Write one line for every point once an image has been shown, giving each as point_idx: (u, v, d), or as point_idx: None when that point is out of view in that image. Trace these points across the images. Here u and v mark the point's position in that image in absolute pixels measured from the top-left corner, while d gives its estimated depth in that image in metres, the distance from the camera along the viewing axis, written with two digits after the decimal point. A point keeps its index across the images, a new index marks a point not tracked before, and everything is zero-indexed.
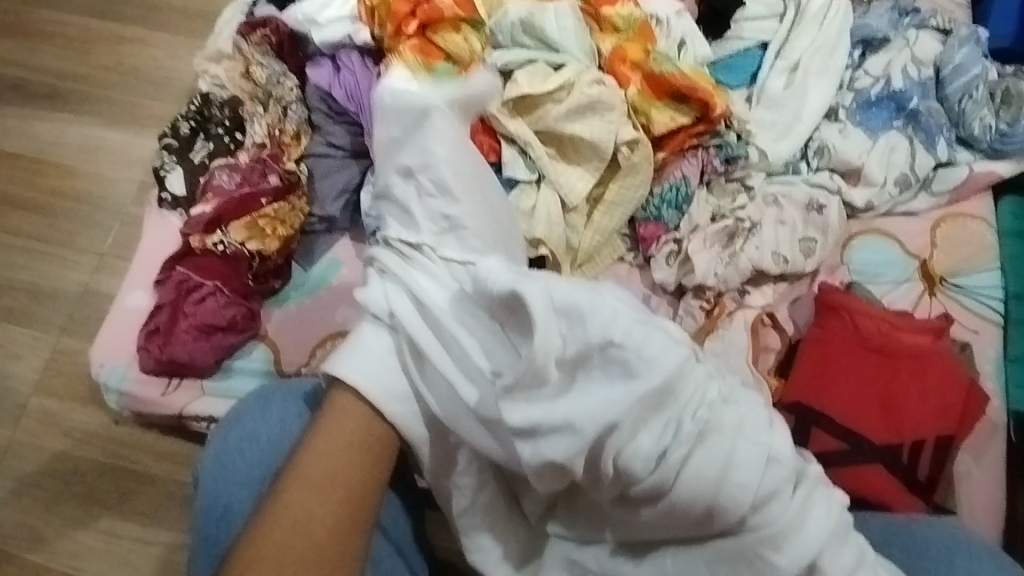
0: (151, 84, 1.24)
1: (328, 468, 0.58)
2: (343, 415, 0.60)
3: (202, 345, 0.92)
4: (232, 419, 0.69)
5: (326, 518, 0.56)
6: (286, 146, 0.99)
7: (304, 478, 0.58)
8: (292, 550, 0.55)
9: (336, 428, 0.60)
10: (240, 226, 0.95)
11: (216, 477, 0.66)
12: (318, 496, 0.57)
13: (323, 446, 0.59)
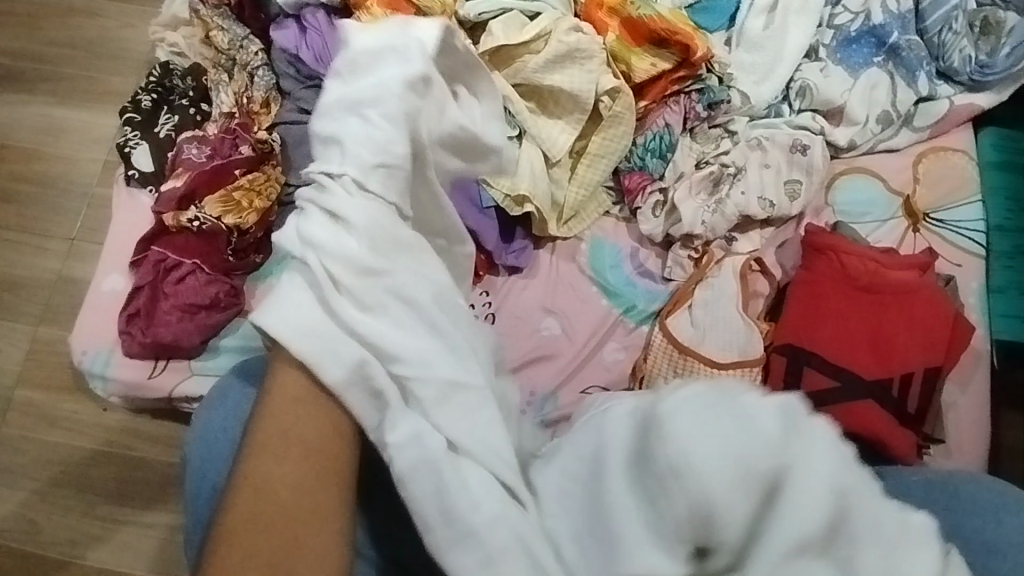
0: (106, 57, 1.18)
1: (290, 422, 0.53)
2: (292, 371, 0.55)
3: (186, 325, 0.90)
4: (212, 399, 0.67)
5: (287, 480, 0.52)
6: (256, 114, 0.96)
7: (267, 434, 0.53)
8: (260, 517, 0.51)
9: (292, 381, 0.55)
10: (215, 200, 0.92)
11: (205, 458, 0.65)
12: (284, 449, 0.53)
13: (282, 396, 0.54)
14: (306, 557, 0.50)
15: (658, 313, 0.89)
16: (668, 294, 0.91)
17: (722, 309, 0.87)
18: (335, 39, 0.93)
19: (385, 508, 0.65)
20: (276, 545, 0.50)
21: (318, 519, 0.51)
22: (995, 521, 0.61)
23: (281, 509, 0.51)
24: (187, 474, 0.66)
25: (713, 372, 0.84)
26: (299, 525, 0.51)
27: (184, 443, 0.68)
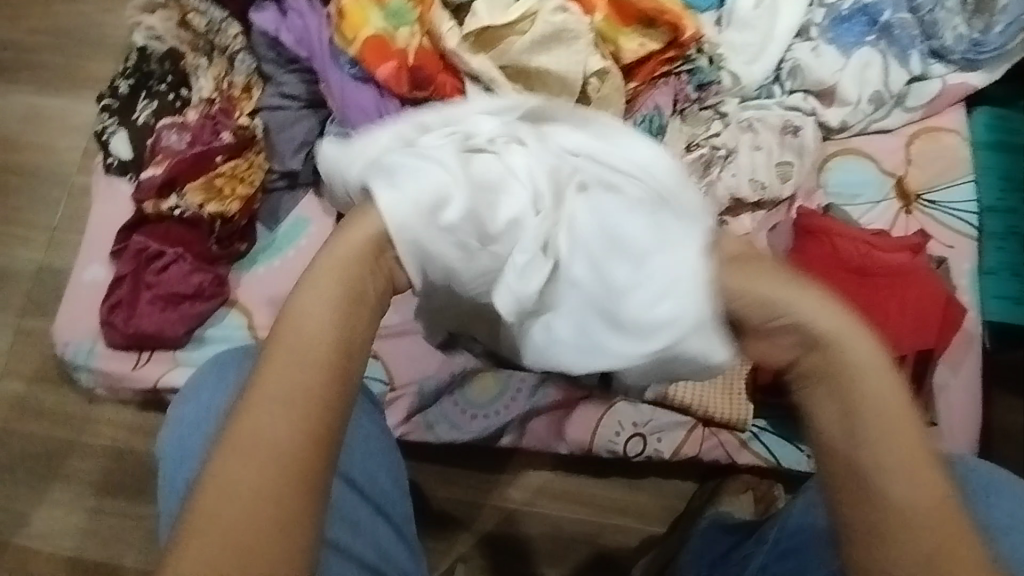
0: (85, 42, 1.15)
1: (292, 377, 0.42)
2: (318, 287, 0.43)
3: (170, 315, 0.88)
4: (189, 391, 0.66)
5: (248, 481, 0.40)
6: (237, 99, 0.94)
7: (264, 387, 0.42)
8: (226, 531, 0.40)
9: (311, 304, 0.43)
10: (196, 188, 0.90)
11: (178, 454, 0.63)
12: (280, 405, 0.41)
13: (289, 337, 0.42)
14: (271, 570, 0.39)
15: None
16: None
17: None
18: (318, 22, 0.91)
19: (364, 501, 0.62)
20: (250, 531, 0.40)
21: (296, 510, 0.40)
22: (985, 503, 0.60)
23: (263, 480, 0.40)
24: (162, 470, 0.65)
25: None
26: (281, 510, 0.40)
27: (161, 436, 0.67)
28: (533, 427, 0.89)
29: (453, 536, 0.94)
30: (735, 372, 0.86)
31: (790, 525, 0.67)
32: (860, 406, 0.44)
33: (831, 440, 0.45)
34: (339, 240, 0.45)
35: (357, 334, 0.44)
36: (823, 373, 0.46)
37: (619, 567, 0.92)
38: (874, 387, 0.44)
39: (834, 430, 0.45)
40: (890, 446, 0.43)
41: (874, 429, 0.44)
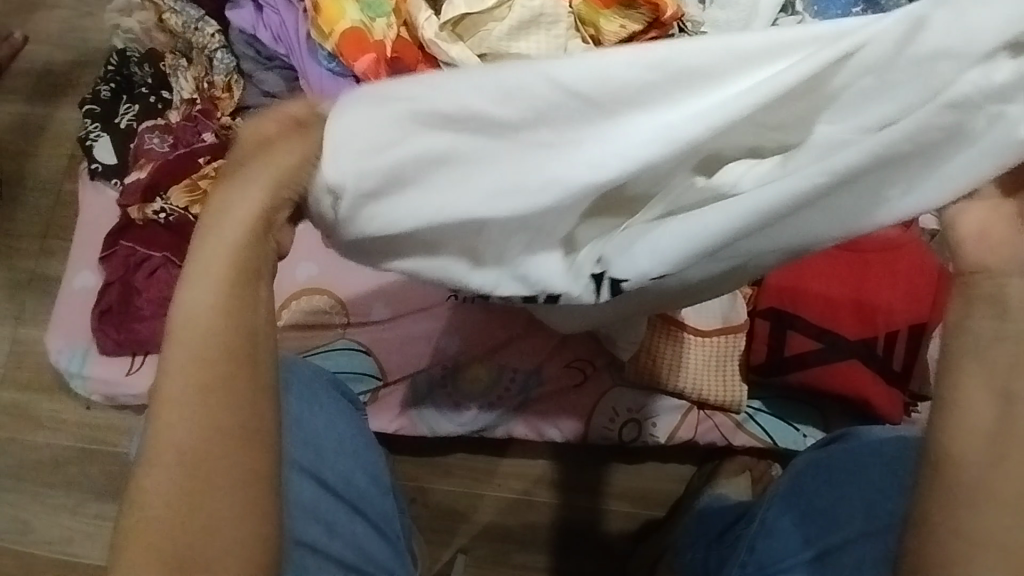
0: (67, 49, 1.14)
1: (196, 377, 0.39)
2: (198, 276, 0.40)
3: (161, 319, 0.89)
4: None
5: (161, 488, 0.39)
6: (218, 100, 0.93)
7: (169, 393, 0.39)
8: (150, 537, 0.39)
9: (195, 292, 0.40)
10: (180, 191, 0.89)
11: None
12: (188, 408, 0.39)
13: (181, 336, 0.40)
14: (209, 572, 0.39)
15: (664, 327, 0.86)
16: (696, 311, 0.86)
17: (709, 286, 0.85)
18: (295, 17, 0.89)
19: (337, 501, 0.62)
20: (172, 537, 0.39)
21: (221, 511, 0.39)
22: None
23: (187, 485, 0.39)
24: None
25: (694, 338, 0.86)
26: (207, 514, 0.39)
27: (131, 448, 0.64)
28: (527, 416, 0.90)
29: (452, 528, 0.94)
30: (729, 353, 0.86)
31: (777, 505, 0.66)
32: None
33: (971, 400, 0.37)
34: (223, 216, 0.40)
35: (249, 324, 0.40)
36: (990, 327, 0.37)
37: (618, 552, 0.92)
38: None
39: (985, 408, 0.37)
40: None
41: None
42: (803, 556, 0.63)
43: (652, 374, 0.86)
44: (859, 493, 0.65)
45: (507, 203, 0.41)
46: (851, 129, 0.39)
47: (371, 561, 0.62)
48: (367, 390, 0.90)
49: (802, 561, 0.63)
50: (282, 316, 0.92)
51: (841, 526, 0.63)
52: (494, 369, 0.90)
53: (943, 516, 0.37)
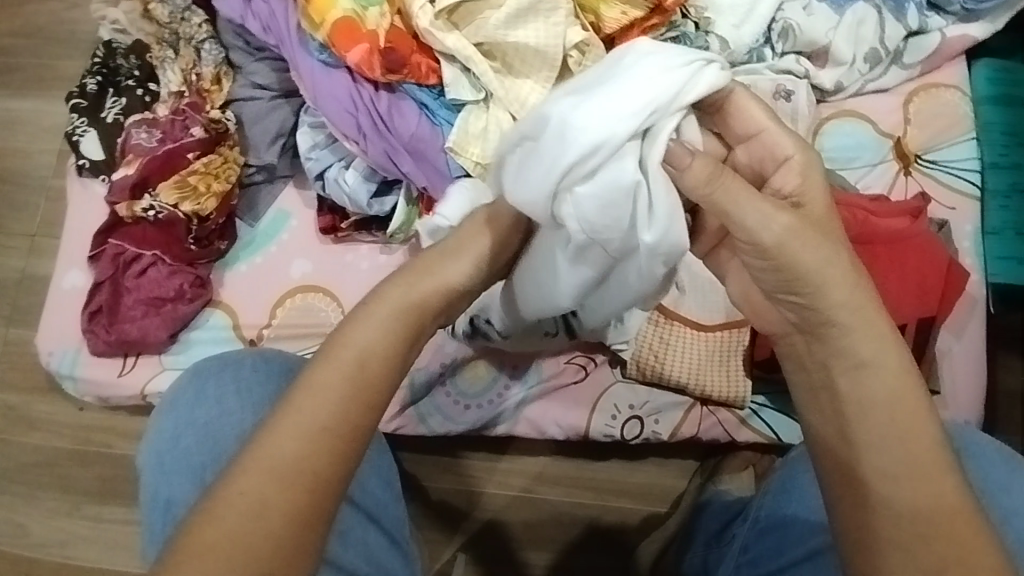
0: (55, 41, 1.11)
1: (326, 401, 0.47)
2: (381, 304, 0.52)
3: (152, 319, 0.87)
4: (166, 404, 0.65)
5: (279, 503, 0.45)
6: (207, 92, 0.90)
7: (301, 405, 0.47)
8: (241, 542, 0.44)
9: (378, 314, 0.51)
10: (169, 187, 0.87)
11: (155, 474, 0.62)
12: (309, 428, 0.47)
13: (337, 360, 0.49)
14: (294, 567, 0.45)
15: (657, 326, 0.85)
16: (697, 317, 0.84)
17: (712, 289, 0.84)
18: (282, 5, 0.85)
19: (353, 510, 0.60)
20: (272, 551, 0.45)
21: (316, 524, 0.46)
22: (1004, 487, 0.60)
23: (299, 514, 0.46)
24: (144, 485, 0.63)
25: (696, 334, 0.84)
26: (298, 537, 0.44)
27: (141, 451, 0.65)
28: (528, 414, 0.88)
29: (454, 527, 0.93)
30: (732, 349, 0.84)
31: (771, 504, 0.65)
32: (857, 423, 0.49)
33: (822, 417, 0.51)
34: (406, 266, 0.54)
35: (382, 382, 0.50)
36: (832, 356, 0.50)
37: (626, 549, 0.91)
38: (875, 390, 0.48)
39: (829, 430, 0.50)
40: (870, 434, 0.48)
41: (870, 445, 0.48)
42: (789, 556, 0.61)
43: (655, 370, 0.85)
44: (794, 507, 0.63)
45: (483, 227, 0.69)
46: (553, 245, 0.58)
47: (382, 570, 0.60)
48: None
49: (796, 556, 0.61)
50: (276, 315, 0.88)
51: (801, 540, 0.61)
52: (494, 368, 0.89)
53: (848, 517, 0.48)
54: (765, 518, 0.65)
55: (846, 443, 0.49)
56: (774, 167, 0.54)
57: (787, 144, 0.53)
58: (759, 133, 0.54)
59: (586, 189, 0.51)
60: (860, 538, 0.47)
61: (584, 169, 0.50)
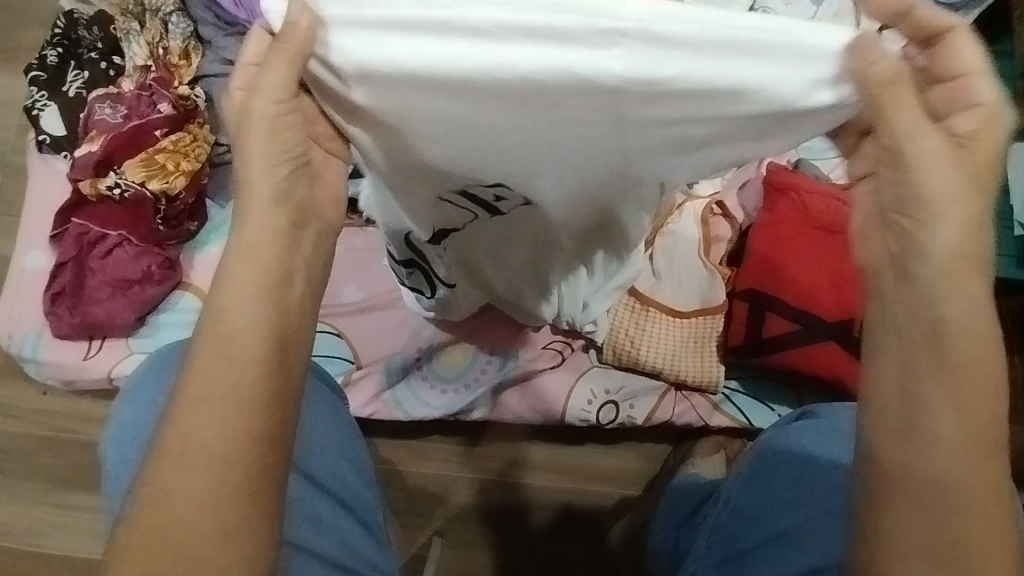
0: (11, 10, 1.06)
1: (224, 376, 0.40)
2: (252, 246, 0.42)
3: (119, 301, 0.85)
4: (129, 390, 0.63)
5: (188, 489, 0.39)
6: (175, 67, 0.88)
7: (210, 384, 0.40)
8: (157, 531, 0.38)
9: (250, 257, 0.42)
10: (136, 165, 0.84)
11: (116, 463, 0.60)
12: (233, 412, 0.39)
13: (217, 341, 0.41)
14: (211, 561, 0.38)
15: (630, 308, 0.85)
16: (669, 300, 0.85)
17: (687, 276, 0.85)
18: None
19: (325, 496, 0.60)
20: (194, 543, 0.38)
21: (237, 510, 0.39)
22: None
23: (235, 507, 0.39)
24: (105, 476, 0.61)
25: (672, 320, 0.85)
26: (237, 531, 0.39)
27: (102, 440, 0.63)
28: (503, 398, 0.89)
29: (429, 510, 0.93)
30: (707, 334, 0.86)
31: (742, 485, 0.66)
32: (921, 380, 0.40)
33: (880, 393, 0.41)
34: (251, 193, 0.43)
35: (297, 336, 0.43)
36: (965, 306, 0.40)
37: (600, 532, 0.92)
38: (963, 355, 0.39)
39: (890, 407, 0.41)
40: (938, 414, 0.39)
41: (930, 411, 0.39)
42: (762, 535, 0.62)
43: (631, 355, 0.86)
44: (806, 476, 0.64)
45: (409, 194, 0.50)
46: (575, 144, 0.42)
47: (358, 556, 0.59)
48: (340, 373, 0.89)
49: (763, 539, 0.62)
50: None
51: (769, 520, 0.63)
52: (469, 352, 0.89)
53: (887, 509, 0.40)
54: (733, 501, 0.66)
55: (900, 429, 0.40)
56: (960, 107, 0.41)
57: (985, 89, 0.40)
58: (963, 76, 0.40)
59: (681, 50, 0.36)
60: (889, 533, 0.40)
61: (572, 71, 0.37)
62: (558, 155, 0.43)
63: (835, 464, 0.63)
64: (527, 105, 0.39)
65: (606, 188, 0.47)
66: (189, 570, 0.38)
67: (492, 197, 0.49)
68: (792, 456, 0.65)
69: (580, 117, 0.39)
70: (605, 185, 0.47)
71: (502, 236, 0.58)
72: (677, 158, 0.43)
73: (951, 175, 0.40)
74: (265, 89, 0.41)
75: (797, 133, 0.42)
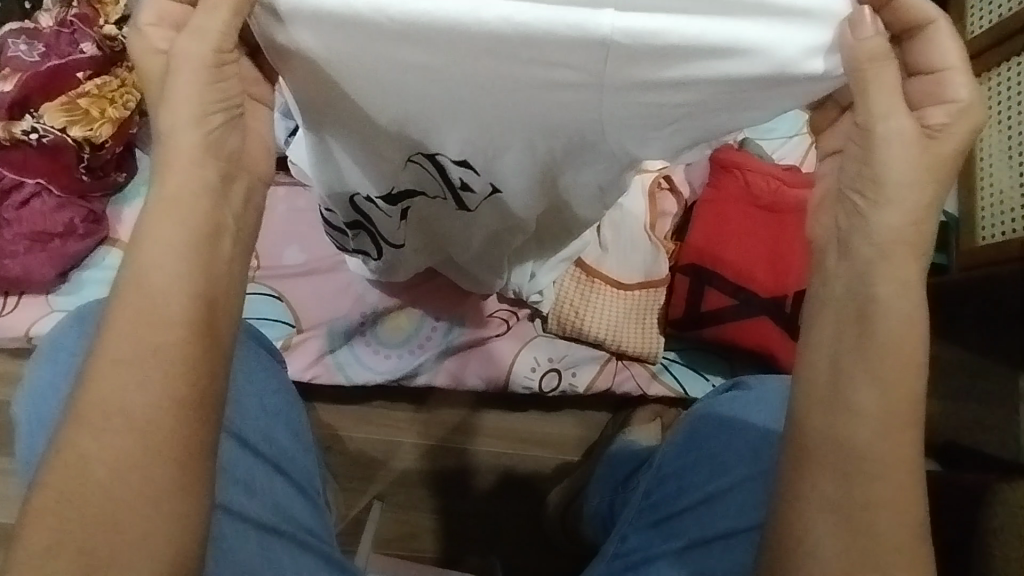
0: None
1: (146, 337, 0.38)
2: (174, 200, 0.39)
3: (37, 255, 0.79)
4: (45, 349, 0.60)
5: (109, 453, 0.37)
6: (100, 5, 0.81)
7: (131, 346, 0.38)
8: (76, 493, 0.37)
9: (172, 213, 0.39)
10: (56, 109, 0.77)
11: (32, 427, 0.57)
12: (154, 374, 0.38)
13: (138, 301, 0.38)
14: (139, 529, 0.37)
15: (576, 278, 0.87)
16: (616, 273, 0.87)
17: (633, 249, 0.87)
18: None
19: (258, 460, 0.58)
20: (119, 507, 0.37)
21: (165, 475, 0.37)
22: None
23: (159, 474, 0.37)
24: (19, 438, 0.58)
25: (616, 292, 0.87)
26: (163, 496, 0.38)
27: (16, 403, 0.60)
28: (448, 365, 0.88)
29: (370, 474, 0.93)
30: (649, 306, 0.88)
31: (674, 451, 0.69)
32: (849, 357, 0.42)
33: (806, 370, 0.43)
34: (172, 140, 0.39)
35: (227, 298, 0.41)
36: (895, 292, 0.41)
37: (538, 495, 0.94)
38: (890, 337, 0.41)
39: (817, 385, 0.43)
40: (859, 390, 0.42)
41: (853, 388, 0.42)
42: (690, 498, 0.66)
43: (575, 325, 0.87)
44: (742, 438, 0.67)
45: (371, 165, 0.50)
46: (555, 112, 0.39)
47: (293, 521, 0.59)
48: (280, 336, 0.87)
49: (692, 502, 0.65)
50: None
51: (697, 485, 0.66)
52: (415, 319, 0.89)
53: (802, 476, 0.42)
54: (665, 467, 0.68)
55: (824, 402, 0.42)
56: (935, 100, 0.41)
57: (957, 86, 0.40)
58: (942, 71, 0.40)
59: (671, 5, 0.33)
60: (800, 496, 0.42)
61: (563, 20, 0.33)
62: (521, 119, 0.40)
63: (767, 427, 0.67)
64: (492, 62, 0.35)
65: (578, 161, 0.45)
66: (111, 534, 0.37)
67: (459, 183, 0.51)
68: (721, 423, 0.68)
69: (553, 81, 0.36)
70: (570, 157, 0.45)
71: (459, 222, 0.61)
72: (651, 132, 0.41)
73: (906, 166, 0.40)
74: (200, 31, 0.37)
75: (770, 102, 0.39)
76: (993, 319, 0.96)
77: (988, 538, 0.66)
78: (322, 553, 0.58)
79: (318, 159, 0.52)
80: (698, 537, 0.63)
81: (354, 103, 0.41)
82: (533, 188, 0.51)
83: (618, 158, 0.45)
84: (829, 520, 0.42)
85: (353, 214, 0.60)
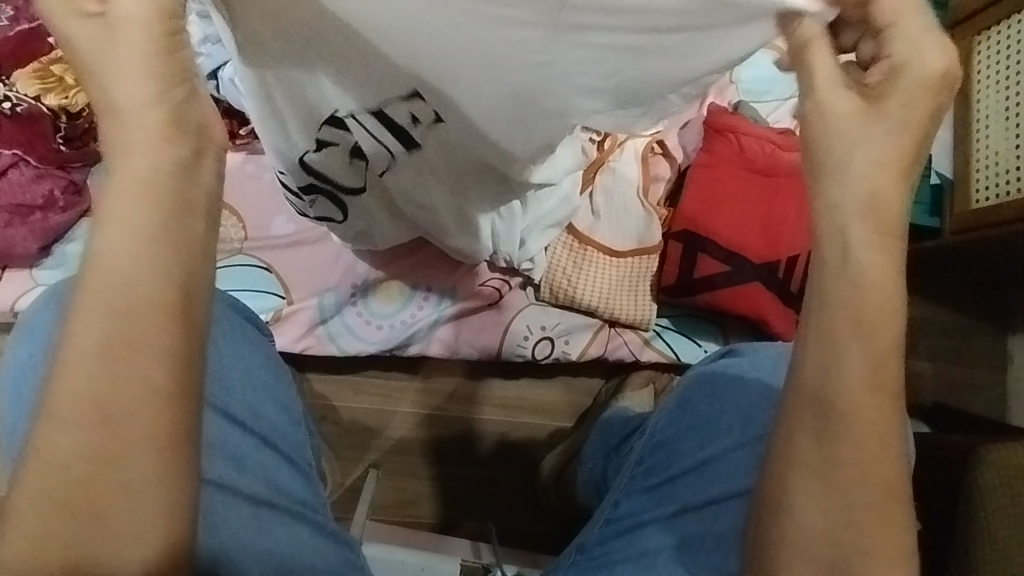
0: None
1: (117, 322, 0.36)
2: (132, 176, 0.36)
3: (18, 229, 0.77)
4: (25, 327, 0.61)
5: (89, 438, 0.37)
6: None
7: (103, 329, 0.36)
8: (63, 481, 0.37)
9: (131, 191, 0.36)
10: (29, 76, 0.75)
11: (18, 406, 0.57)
12: (127, 356, 0.36)
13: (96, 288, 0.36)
14: (129, 513, 0.37)
15: (567, 245, 0.86)
16: (607, 239, 0.86)
17: (625, 214, 0.86)
18: None
19: (247, 434, 0.58)
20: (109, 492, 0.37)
21: (155, 460, 0.37)
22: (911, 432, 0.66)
23: (140, 452, 0.37)
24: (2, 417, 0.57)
25: (608, 259, 0.86)
26: (154, 479, 0.37)
27: None
28: (440, 334, 0.88)
29: (365, 443, 0.94)
30: (641, 273, 0.87)
31: (665, 419, 0.69)
32: (848, 345, 0.39)
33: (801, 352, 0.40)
34: (121, 111, 0.36)
35: None
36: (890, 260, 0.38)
37: (533, 462, 0.95)
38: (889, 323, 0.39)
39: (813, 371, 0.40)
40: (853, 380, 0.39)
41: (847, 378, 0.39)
42: (681, 465, 0.66)
43: (567, 293, 0.87)
44: (737, 405, 0.67)
45: (313, 113, 0.51)
46: (506, 53, 0.41)
47: (285, 494, 0.59)
48: (270, 309, 0.86)
49: (683, 470, 0.66)
50: None
51: (689, 453, 0.67)
52: (405, 289, 0.88)
53: (788, 459, 0.41)
54: (659, 434, 0.69)
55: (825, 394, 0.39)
56: None
57: None
58: (888, 26, 0.37)
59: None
60: (784, 476, 0.42)
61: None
62: (481, 60, 0.42)
63: (763, 391, 0.67)
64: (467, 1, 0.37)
65: (521, 113, 0.49)
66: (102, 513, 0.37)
67: (408, 118, 0.52)
68: (714, 391, 0.68)
69: (508, 18, 0.38)
70: (522, 112, 0.48)
71: (419, 182, 0.62)
72: (594, 82, 0.44)
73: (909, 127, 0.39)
74: None
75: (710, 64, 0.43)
76: (982, 282, 0.97)
77: (974, 499, 0.65)
78: (315, 523, 0.59)
79: (262, 106, 0.51)
80: (689, 502, 0.64)
81: (310, 38, 0.43)
82: (481, 138, 0.53)
83: (562, 113, 0.49)
84: (814, 500, 0.41)
85: (305, 175, 0.60)
